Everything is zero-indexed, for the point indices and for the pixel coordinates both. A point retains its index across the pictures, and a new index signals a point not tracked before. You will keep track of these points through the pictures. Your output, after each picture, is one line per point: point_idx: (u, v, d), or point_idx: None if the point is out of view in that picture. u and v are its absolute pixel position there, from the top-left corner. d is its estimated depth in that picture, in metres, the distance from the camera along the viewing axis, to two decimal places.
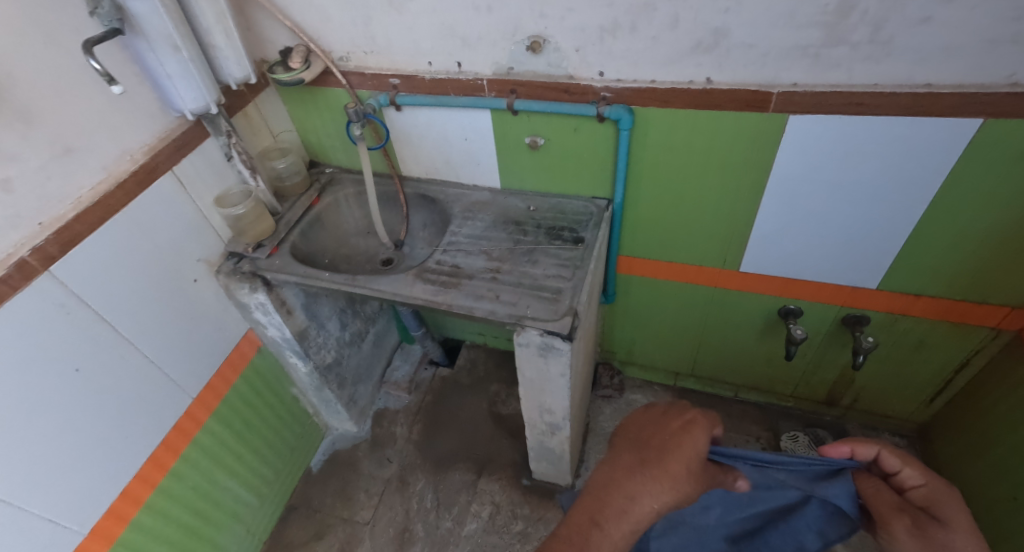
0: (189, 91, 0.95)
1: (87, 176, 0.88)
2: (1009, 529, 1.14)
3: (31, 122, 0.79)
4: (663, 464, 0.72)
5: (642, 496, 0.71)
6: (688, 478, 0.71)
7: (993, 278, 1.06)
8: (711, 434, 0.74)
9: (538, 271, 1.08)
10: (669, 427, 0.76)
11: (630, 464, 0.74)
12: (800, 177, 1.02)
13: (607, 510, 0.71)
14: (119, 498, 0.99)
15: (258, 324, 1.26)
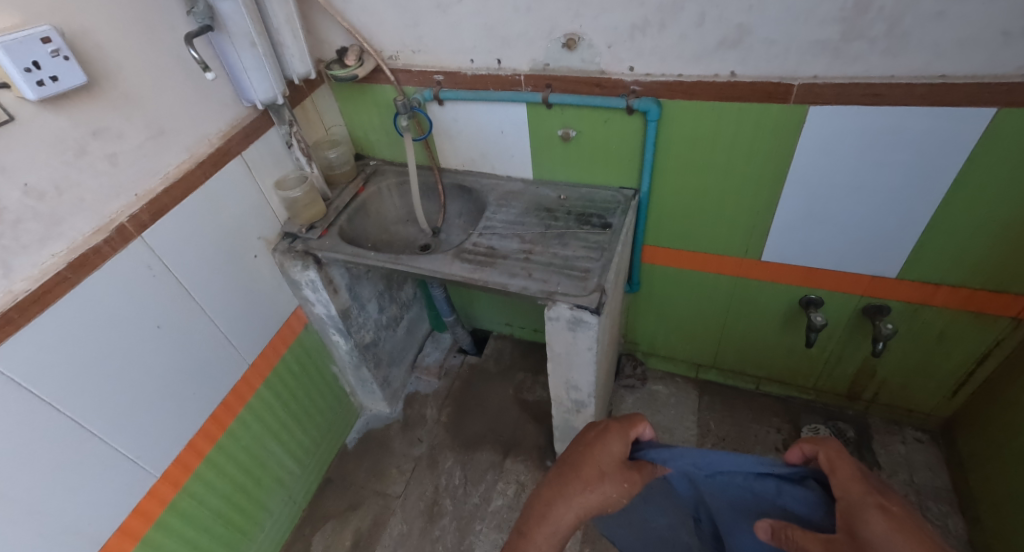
0: (260, 83, 1.07)
1: (174, 156, 1.00)
2: (1021, 514, 1.16)
3: (132, 105, 0.92)
4: (576, 470, 0.78)
5: (559, 500, 0.76)
6: (603, 478, 0.77)
7: (1013, 267, 1.08)
8: (624, 438, 0.81)
9: (568, 253, 1.16)
10: (584, 438, 0.83)
11: (549, 480, 0.80)
12: (820, 166, 1.08)
13: (532, 519, 0.76)
14: (185, 449, 1.10)
15: (307, 301, 1.37)
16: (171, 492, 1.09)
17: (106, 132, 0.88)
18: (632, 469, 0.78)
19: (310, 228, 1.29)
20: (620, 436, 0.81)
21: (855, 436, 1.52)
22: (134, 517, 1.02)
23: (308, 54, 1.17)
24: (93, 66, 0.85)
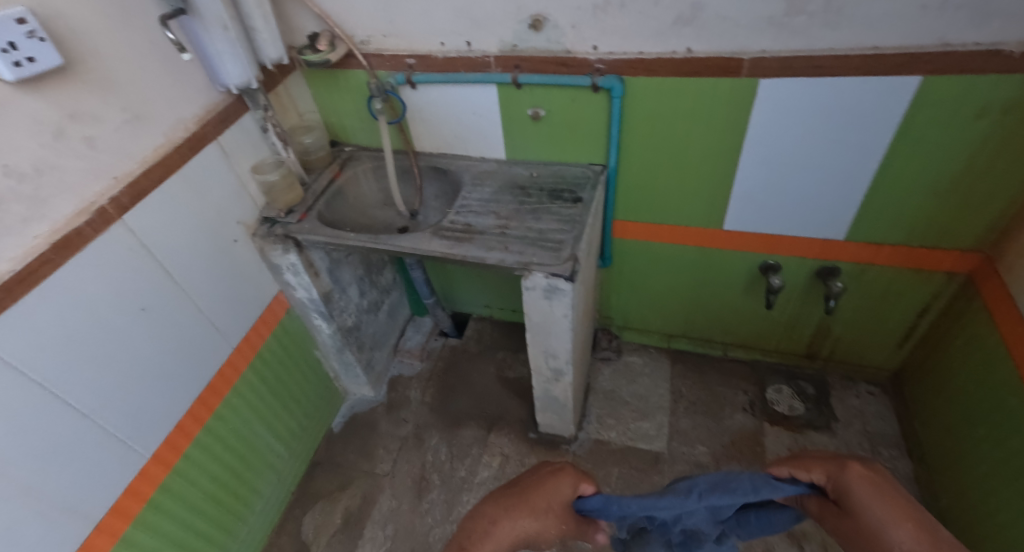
0: (233, 67, 1.09)
1: (151, 140, 1.02)
2: (961, 450, 1.27)
3: (108, 90, 0.93)
4: (527, 497, 0.72)
5: (504, 520, 0.70)
6: (547, 516, 0.72)
7: (946, 224, 1.18)
8: (576, 482, 0.77)
9: (541, 226, 1.21)
10: (539, 472, 0.77)
11: (488, 501, 0.73)
12: (772, 136, 1.16)
13: (461, 543, 0.68)
14: (174, 430, 1.13)
15: (288, 286, 1.40)
16: (163, 472, 1.11)
17: (84, 115, 0.90)
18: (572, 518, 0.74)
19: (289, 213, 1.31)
20: (571, 479, 0.76)
21: (815, 392, 1.63)
22: (127, 496, 1.03)
23: (280, 41, 1.19)
24: (68, 51, 0.87)
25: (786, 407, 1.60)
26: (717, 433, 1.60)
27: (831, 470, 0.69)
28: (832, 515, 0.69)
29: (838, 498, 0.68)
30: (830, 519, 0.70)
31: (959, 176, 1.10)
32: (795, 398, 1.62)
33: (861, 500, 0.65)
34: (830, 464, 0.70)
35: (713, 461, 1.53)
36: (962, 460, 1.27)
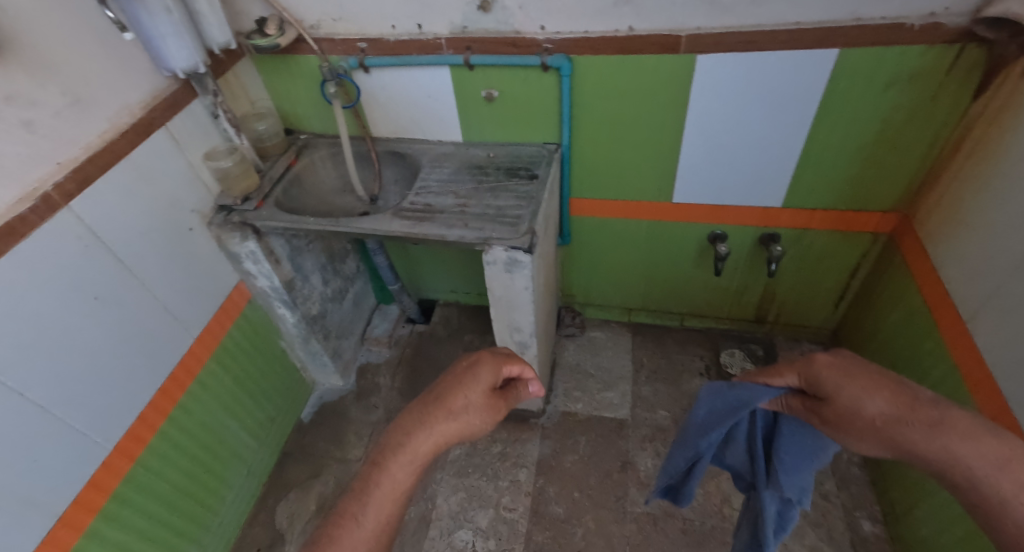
0: (179, 51, 1.08)
1: (94, 125, 1.01)
2: None
3: (45, 73, 0.91)
4: (442, 401, 0.79)
5: (422, 426, 0.77)
6: (465, 409, 0.79)
7: (870, 187, 1.29)
8: (492, 367, 0.84)
9: (499, 203, 1.25)
10: (455, 370, 0.84)
11: (412, 411, 0.80)
12: (711, 110, 1.23)
13: (388, 451, 0.76)
14: (137, 422, 1.12)
15: (249, 274, 1.39)
16: (127, 464, 1.10)
17: (20, 99, 0.88)
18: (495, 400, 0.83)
19: (244, 199, 1.31)
20: (490, 370, 0.84)
21: (765, 352, 1.73)
22: (90, 489, 1.02)
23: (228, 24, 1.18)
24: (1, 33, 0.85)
25: (738, 369, 1.70)
26: (677, 397, 1.68)
27: (801, 367, 0.78)
28: (817, 408, 0.76)
29: (815, 390, 0.76)
30: (816, 411, 0.77)
31: (879, 142, 1.20)
32: (747, 361, 1.72)
33: (833, 384, 0.73)
34: (798, 365, 0.79)
35: (674, 423, 1.61)
36: None
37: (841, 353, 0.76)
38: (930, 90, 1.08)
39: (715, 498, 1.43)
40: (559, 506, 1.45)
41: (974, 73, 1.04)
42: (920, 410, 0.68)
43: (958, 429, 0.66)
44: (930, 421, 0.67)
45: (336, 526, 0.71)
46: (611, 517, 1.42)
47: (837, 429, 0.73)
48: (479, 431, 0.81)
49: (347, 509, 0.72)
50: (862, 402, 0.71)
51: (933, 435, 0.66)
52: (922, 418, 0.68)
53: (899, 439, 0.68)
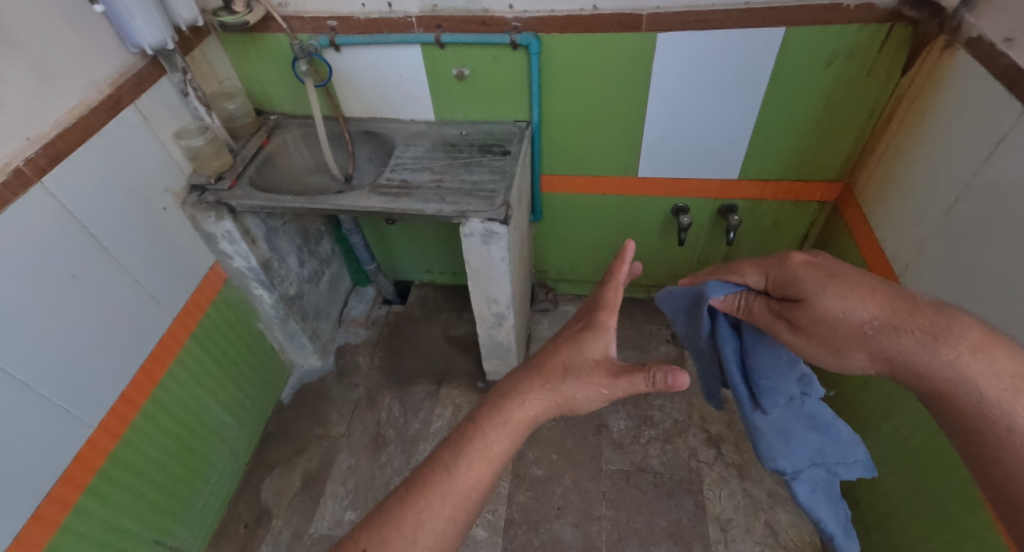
0: (147, 26, 1.08)
1: (63, 102, 1.00)
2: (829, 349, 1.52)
3: (12, 48, 0.91)
4: (537, 374, 0.76)
5: (510, 399, 0.75)
6: (558, 380, 0.74)
7: (817, 157, 1.39)
8: (592, 336, 0.76)
9: (474, 177, 1.30)
10: (558, 339, 0.79)
11: (516, 378, 0.78)
12: (671, 86, 1.31)
13: (485, 416, 0.75)
14: (119, 401, 1.13)
15: (225, 255, 1.40)
16: (111, 442, 1.11)
17: None
18: (595, 367, 0.75)
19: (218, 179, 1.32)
20: (601, 341, 0.76)
21: None
22: (76, 466, 1.03)
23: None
24: None
25: None
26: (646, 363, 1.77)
27: (771, 266, 0.74)
28: (788, 311, 0.71)
29: (784, 289, 0.71)
30: (786, 313, 0.71)
31: (824, 115, 1.29)
32: None
33: (808, 285, 0.68)
34: (769, 263, 0.74)
35: None
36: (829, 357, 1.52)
37: (822, 260, 0.71)
38: (866, 65, 1.19)
39: (683, 452, 1.53)
40: (539, 469, 1.53)
41: (902, 50, 1.15)
42: (929, 319, 0.63)
43: (965, 342, 0.61)
44: (932, 331, 0.62)
45: (428, 479, 0.72)
46: (587, 475, 1.51)
47: (811, 333, 0.68)
48: (581, 406, 0.75)
49: (438, 466, 0.73)
50: (840, 306, 0.66)
51: (936, 350, 0.62)
52: (924, 328, 0.63)
53: (891, 351, 0.64)
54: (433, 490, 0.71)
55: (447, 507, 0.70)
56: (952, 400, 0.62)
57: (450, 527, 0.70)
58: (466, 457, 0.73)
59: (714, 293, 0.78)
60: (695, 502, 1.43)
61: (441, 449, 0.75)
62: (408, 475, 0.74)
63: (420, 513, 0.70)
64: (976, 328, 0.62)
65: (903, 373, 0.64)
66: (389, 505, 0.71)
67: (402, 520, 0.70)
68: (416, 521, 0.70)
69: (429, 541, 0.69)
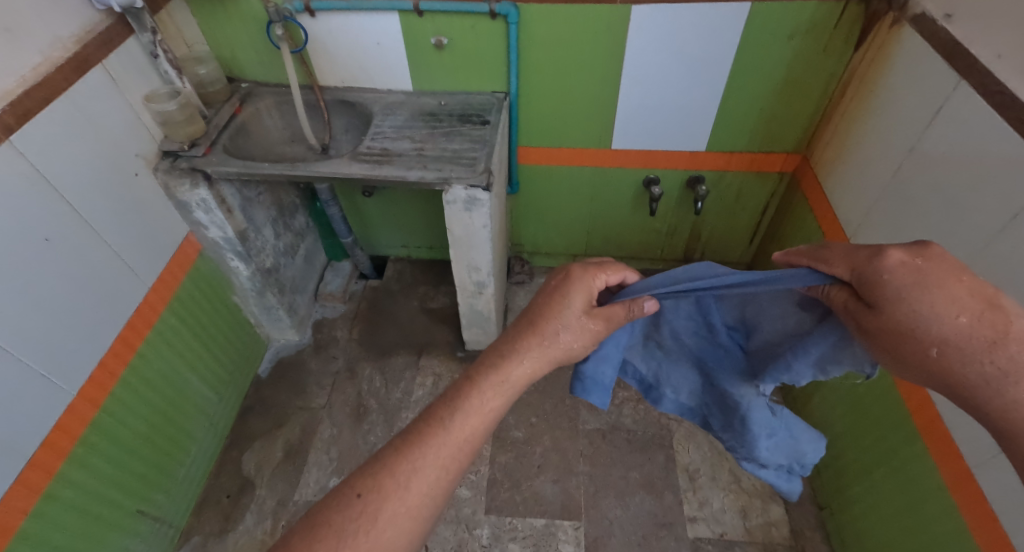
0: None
1: (27, 58, 0.97)
2: None
3: None
4: (537, 325, 0.76)
5: (514, 351, 0.74)
6: (560, 331, 0.76)
7: (778, 129, 1.48)
8: (586, 287, 0.79)
9: (455, 145, 1.32)
10: (548, 289, 0.80)
11: (508, 331, 0.78)
12: (643, 59, 1.36)
13: (486, 367, 0.73)
14: (98, 369, 1.11)
15: (200, 225, 1.38)
16: (91, 410, 1.09)
17: None
18: (592, 319, 0.78)
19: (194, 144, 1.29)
20: (590, 295, 0.79)
21: None
22: (57, 433, 1.02)
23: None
24: None
25: None
26: None
27: (857, 262, 0.62)
28: (859, 315, 0.62)
29: (863, 290, 0.61)
30: (856, 317, 0.62)
31: (784, 88, 1.38)
32: None
33: (891, 294, 0.58)
34: (859, 256, 0.62)
35: None
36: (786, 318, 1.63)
37: (925, 262, 0.58)
38: (822, 40, 1.27)
39: (654, 411, 1.62)
40: (519, 431, 1.59)
41: (855, 27, 1.23)
42: (994, 327, 0.54)
43: None
44: (998, 358, 0.54)
45: (428, 428, 0.69)
46: (566, 435, 1.58)
47: (873, 342, 0.61)
48: (573, 357, 0.78)
49: (439, 415, 0.70)
50: (940, 326, 0.56)
51: (1004, 388, 0.53)
52: (988, 356, 0.54)
53: (952, 376, 0.56)
54: (432, 438, 0.68)
55: (446, 455, 0.68)
56: (995, 425, 0.55)
57: (449, 475, 0.68)
58: (468, 407, 0.70)
59: (795, 283, 0.68)
60: (666, 455, 1.52)
61: (439, 400, 0.72)
62: (405, 425, 0.70)
63: (419, 460, 0.67)
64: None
65: (946, 394, 0.58)
66: (384, 456, 0.68)
67: (401, 469, 0.66)
68: (415, 469, 0.67)
69: (429, 487, 0.67)
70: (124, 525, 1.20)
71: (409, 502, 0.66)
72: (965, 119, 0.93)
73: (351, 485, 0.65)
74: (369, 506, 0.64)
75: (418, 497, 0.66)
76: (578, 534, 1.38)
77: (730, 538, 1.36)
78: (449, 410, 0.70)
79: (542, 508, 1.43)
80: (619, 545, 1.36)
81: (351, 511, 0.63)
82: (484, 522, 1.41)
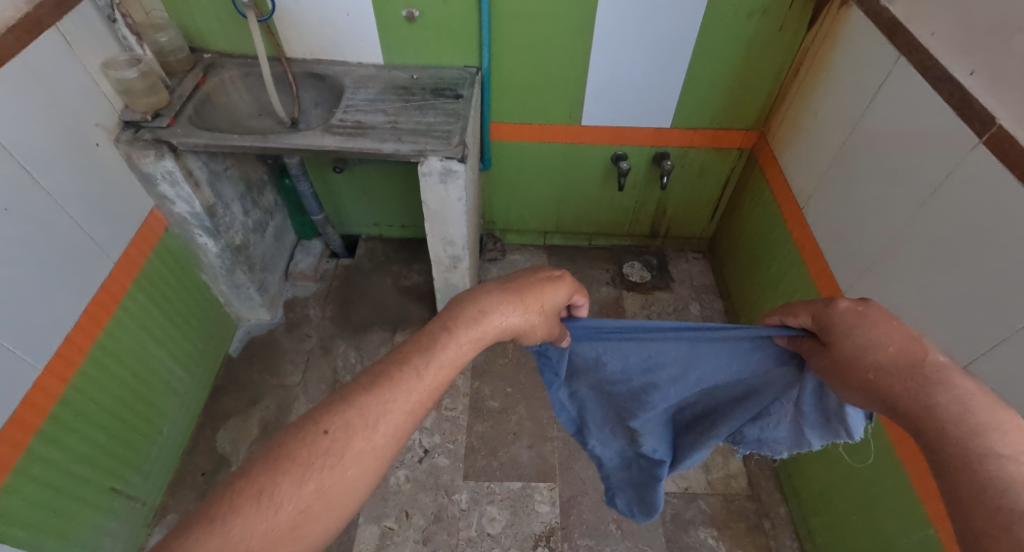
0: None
1: None
2: (744, 280, 1.73)
3: None
4: (521, 297, 0.72)
5: (493, 312, 0.70)
6: (534, 313, 0.73)
7: (738, 107, 1.55)
8: (566, 284, 0.77)
9: (429, 119, 1.33)
10: (529, 273, 0.76)
11: (481, 292, 0.72)
12: (612, 36, 1.40)
13: (461, 320, 0.68)
14: (65, 344, 1.07)
15: (165, 199, 1.33)
16: (60, 386, 1.06)
17: None
18: (556, 314, 0.77)
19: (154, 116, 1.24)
20: (559, 287, 0.76)
21: (657, 262, 2.02)
22: (25, 409, 0.98)
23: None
24: None
25: (637, 276, 1.98)
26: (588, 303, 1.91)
27: (816, 309, 0.71)
28: (816, 353, 0.70)
29: (821, 332, 0.69)
30: (815, 356, 0.70)
31: (743, 67, 1.45)
32: (644, 270, 2.00)
33: (838, 329, 0.66)
34: (816, 305, 0.71)
35: None
36: (745, 287, 1.72)
37: (872, 305, 0.64)
38: (779, 20, 1.34)
39: None
40: (494, 401, 1.63)
41: (808, 7, 1.31)
42: (916, 352, 0.59)
43: (954, 389, 0.55)
44: (918, 377, 0.57)
45: (396, 371, 0.62)
46: (540, 403, 1.63)
47: (828, 375, 0.67)
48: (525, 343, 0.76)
49: (411, 359, 0.64)
50: (875, 354, 0.61)
51: (922, 394, 0.56)
52: (913, 376, 0.57)
53: (886, 395, 0.59)
54: (400, 381, 0.62)
55: (413, 403, 0.62)
56: (911, 426, 0.57)
57: (411, 423, 0.62)
58: (439, 358, 0.65)
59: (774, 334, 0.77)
60: None
61: (407, 346, 0.66)
62: (369, 365, 0.63)
63: (386, 402, 0.60)
64: (971, 385, 0.55)
65: (881, 411, 0.60)
66: (345, 395, 0.61)
67: (366, 412, 0.59)
68: (379, 412, 0.60)
69: (392, 432, 0.60)
70: (95, 504, 1.17)
71: (370, 448, 0.59)
72: (902, 89, 0.98)
73: (311, 423, 0.58)
74: (328, 449, 0.57)
75: (379, 444, 0.60)
76: (553, 494, 1.44)
77: (695, 491, 1.45)
78: (420, 357, 0.64)
79: (518, 472, 1.48)
80: (592, 503, 1.43)
81: (308, 451, 0.56)
82: (462, 487, 1.45)
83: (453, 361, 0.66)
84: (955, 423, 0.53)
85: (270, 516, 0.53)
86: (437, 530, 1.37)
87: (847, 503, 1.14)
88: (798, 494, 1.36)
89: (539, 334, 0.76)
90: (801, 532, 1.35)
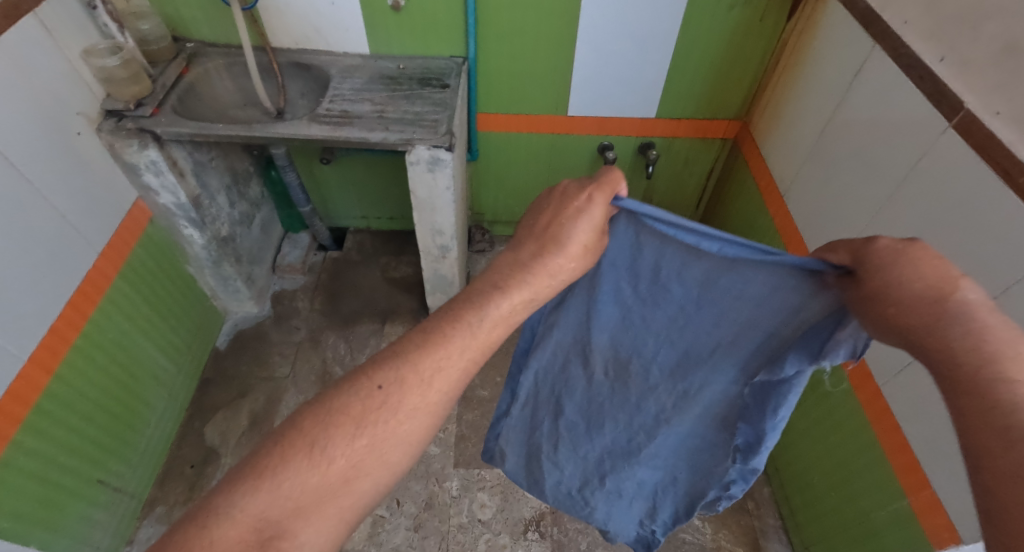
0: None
1: None
2: None
3: None
4: (559, 241, 0.65)
5: (534, 262, 0.65)
6: (576, 255, 0.66)
7: (721, 97, 1.57)
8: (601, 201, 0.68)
9: (415, 108, 1.34)
10: (564, 199, 0.68)
11: (525, 238, 0.67)
12: (597, 26, 1.41)
13: (502, 275, 0.64)
14: (50, 334, 1.06)
15: (149, 190, 1.31)
16: (45, 377, 1.05)
17: None
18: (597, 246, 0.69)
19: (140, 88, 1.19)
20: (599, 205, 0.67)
21: None
22: (10, 400, 0.97)
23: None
24: None
25: None
26: None
27: (856, 245, 0.61)
28: (851, 291, 0.61)
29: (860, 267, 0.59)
30: (850, 294, 0.61)
31: (726, 57, 1.47)
32: None
33: (879, 263, 0.57)
34: (856, 241, 0.62)
35: None
36: None
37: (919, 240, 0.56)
38: (759, 10, 1.36)
39: None
40: (484, 390, 1.65)
41: None
42: (948, 285, 0.52)
43: (978, 322, 0.49)
44: (944, 310, 0.51)
45: (443, 332, 0.61)
46: None
47: (861, 315, 0.59)
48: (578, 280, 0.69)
49: (458, 317, 0.61)
50: (914, 291, 0.53)
51: (943, 328, 0.51)
52: (935, 309, 0.52)
53: (906, 331, 0.53)
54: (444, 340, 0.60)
55: (460, 362, 0.60)
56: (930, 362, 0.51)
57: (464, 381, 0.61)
58: (481, 315, 0.61)
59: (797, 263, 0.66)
60: None
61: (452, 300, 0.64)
62: (419, 326, 0.62)
63: (434, 362, 0.59)
64: (999, 320, 0.49)
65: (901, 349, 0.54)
66: (397, 352, 0.60)
67: (416, 371, 0.59)
68: (429, 372, 0.59)
69: (445, 389, 0.60)
70: (82, 495, 1.16)
71: (421, 406, 0.59)
72: (877, 77, 1.00)
73: (364, 378, 0.59)
74: (376, 408, 0.57)
75: (434, 400, 0.59)
76: None
77: None
78: (465, 316, 0.61)
79: None
80: None
81: (361, 410, 0.57)
82: (453, 475, 1.46)
83: (501, 312, 0.62)
84: (971, 354, 0.48)
85: (327, 467, 0.55)
86: (428, 516, 1.39)
87: (828, 480, 1.17)
88: (779, 473, 1.38)
89: (590, 265, 0.70)
90: (785, 512, 1.37)
